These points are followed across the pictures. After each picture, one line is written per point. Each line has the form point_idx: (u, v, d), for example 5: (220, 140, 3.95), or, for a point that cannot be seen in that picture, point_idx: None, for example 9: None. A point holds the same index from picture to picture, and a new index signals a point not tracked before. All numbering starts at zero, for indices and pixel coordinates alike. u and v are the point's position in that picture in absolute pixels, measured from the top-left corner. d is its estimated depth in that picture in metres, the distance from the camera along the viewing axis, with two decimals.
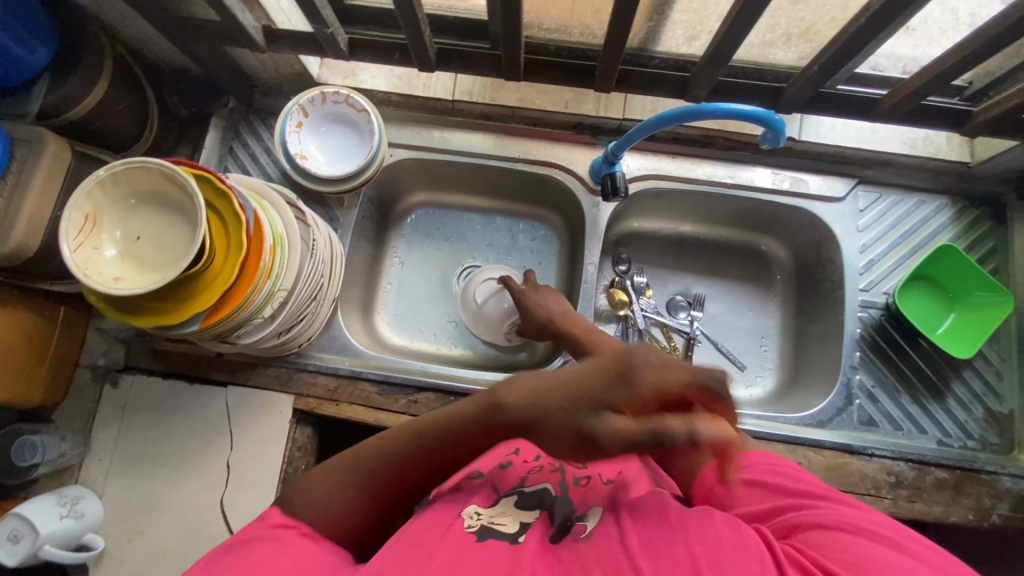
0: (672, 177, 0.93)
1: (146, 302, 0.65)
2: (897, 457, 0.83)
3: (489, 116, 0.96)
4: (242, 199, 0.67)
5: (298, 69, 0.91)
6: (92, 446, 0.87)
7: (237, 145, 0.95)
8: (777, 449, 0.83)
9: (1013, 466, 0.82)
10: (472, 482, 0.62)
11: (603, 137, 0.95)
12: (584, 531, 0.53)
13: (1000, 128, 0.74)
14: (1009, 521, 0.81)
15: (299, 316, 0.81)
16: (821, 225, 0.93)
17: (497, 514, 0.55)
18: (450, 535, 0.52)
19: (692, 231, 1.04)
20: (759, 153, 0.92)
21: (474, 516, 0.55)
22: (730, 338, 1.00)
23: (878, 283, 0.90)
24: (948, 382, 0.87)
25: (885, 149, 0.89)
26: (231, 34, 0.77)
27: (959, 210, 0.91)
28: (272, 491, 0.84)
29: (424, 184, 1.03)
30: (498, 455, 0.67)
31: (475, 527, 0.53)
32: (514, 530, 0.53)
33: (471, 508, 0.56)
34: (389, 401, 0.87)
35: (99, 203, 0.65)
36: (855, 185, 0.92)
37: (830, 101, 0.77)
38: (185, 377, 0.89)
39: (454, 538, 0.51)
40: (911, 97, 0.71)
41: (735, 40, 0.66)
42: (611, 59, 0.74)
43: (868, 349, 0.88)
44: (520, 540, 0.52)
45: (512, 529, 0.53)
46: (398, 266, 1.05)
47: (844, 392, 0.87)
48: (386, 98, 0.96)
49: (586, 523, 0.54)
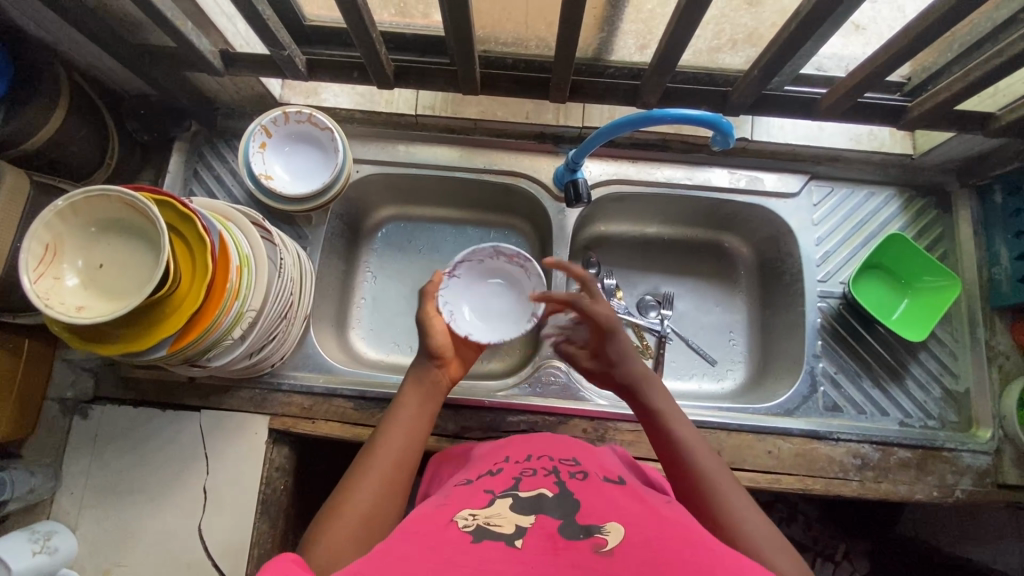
0: (633, 181, 0.96)
1: (112, 330, 0.65)
2: (862, 440, 0.86)
3: (453, 129, 0.98)
4: (206, 221, 0.68)
5: (259, 90, 0.92)
6: (63, 478, 0.85)
7: (202, 169, 0.95)
8: (747, 439, 0.85)
9: (972, 442, 0.85)
10: (462, 490, 0.60)
11: (564, 145, 0.97)
12: (604, 544, 0.48)
13: (935, 120, 0.77)
14: (972, 495, 0.85)
15: (270, 335, 0.81)
16: (778, 221, 0.96)
17: (494, 515, 0.53)
18: (443, 537, 0.49)
19: (658, 232, 1.07)
20: (715, 155, 0.96)
21: (468, 517, 0.52)
22: (700, 333, 1.03)
23: (835, 274, 0.93)
24: (907, 364, 0.90)
25: (832, 145, 0.93)
26: (188, 60, 0.78)
27: (907, 199, 0.95)
28: (250, 513, 0.84)
29: (392, 198, 1.05)
30: (488, 464, 0.67)
31: (471, 527, 0.50)
32: (513, 530, 0.50)
33: (466, 510, 0.54)
34: (365, 416, 0.88)
35: (58, 233, 0.64)
36: (808, 180, 0.96)
37: (774, 102, 0.80)
38: (158, 404, 0.88)
39: (449, 537, 0.48)
40: (848, 96, 0.75)
41: (678, 47, 0.69)
42: (563, 70, 0.76)
43: (829, 337, 0.91)
44: (518, 543, 0.48)
45: (510, 531, 0.50)
46: (370, 280, 1.05)
47: (809, 379, 0.90)
48: (350, 115, 0.97)
49: (605, 535, 0.49)
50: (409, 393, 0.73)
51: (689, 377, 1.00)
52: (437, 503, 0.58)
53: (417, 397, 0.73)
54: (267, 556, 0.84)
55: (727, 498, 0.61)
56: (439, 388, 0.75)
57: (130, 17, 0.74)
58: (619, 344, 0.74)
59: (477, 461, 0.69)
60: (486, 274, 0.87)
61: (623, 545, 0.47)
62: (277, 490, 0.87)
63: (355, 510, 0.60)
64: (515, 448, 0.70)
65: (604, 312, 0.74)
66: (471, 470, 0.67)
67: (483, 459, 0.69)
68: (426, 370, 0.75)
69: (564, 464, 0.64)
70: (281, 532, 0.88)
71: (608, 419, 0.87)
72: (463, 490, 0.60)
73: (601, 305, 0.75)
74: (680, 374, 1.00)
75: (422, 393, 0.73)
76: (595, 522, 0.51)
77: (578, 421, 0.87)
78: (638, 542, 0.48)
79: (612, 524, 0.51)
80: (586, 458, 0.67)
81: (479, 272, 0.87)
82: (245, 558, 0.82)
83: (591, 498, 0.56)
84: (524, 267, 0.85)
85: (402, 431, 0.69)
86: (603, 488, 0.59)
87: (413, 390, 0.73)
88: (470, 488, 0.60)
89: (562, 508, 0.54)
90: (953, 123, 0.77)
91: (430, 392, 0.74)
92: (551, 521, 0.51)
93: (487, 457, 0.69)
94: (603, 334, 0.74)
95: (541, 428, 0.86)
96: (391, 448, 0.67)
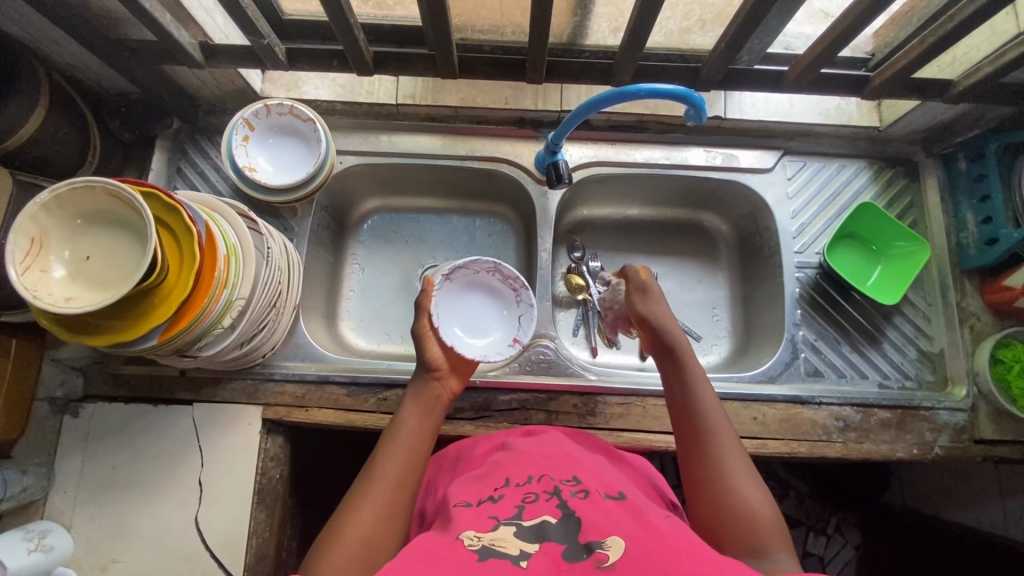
0: (613, 163, 0.98)
1: (101, 321, 0.65)
2: (843, 403, 0.88)
3: (434, 117, 0.99)
4: (192, 211, 0.68)
5: (240, 84, 0.93)
6: (56, 478, 0.85)
7: (185, 165, 0.96)
8: (733, 407, 0.88)
9: (948, 400, 0.89)
10: (463, 512, 0.58)
11: (544, 130, 0.99)
12: (606, 559, 0.50)
13: (895, 89, 0.81)
14: (950, 451, 0.88)
15: (259, 325, 0.81)
16: (755, 196, 0.99)
17: (501, 536, 0.54)
18: (454, 559, 0.51)
19: (640, 214, 1.09)
20: (691, 134, 0.98)
21: (474, 536, 0.54)
22: (685, 311, 1.05)
23: (811, 245, 0.96)
24: (883, 329, 0.93)
25: (803, 120, 0.96)
26: (169, 53, 0.79)
27: (876, 170, 0.99)
28: (247, 503, 0.84)
29: (376, 190, 1.06)
30: (488, 486, 0.63)
31: (477, 546, 0.52)
32: (519, 551, 0.52)
33: (470, 530, 0.55)
34: (359, 402, 0.89)
35: (44, 226, 0.64)
36: (782, 156, 0.99)
37: (742, 77, 0.83)
38: (149, 400, 0.88)
39: (459, 560, 0.51)
40: (811, 68, 0.78)
41: (647, 23, 0.71)
42: (538, 51, 0.78)
43: (808, 306, 0.94)
44: (525, 563, 0.51)
45: (516, 551, 0.52)
46: (358, 272, 1.06)
47: (790, 346, 0.92)
48: (331, 107, 0.98)
49: (608, 550, 0.51)
50: (411, 407, 0.74)
51: None
52: (441, 528, 0.57)
53: (421, 409, 0.74)
54: (266, 545, 0.85)
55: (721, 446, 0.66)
56: (440, 403, 0.76)
57: (110, 13, 0.75)
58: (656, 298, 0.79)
59: (477, 477, 0.65)
60: (475, 286, 0.86)
61: (624, 559, 0.50)
62: (272, 479, 0.87)
63: (355, 534, 0.60)
64: (513, 464, 0.66)
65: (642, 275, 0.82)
66: (470, 488, 0.63)
67: (485, 475, 0.65)
68: (427, 384, 0.76)
69: (565, 482, 0.62)
70: (279, 521, 0.88)
71: (597, 394, 0.89)
72: (465, 513, 0.58)
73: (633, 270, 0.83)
74: None
75: (422, 407, 0.74)
76: (596, 538, 0.53)
77: (568, 396, 0.89)
78: (640, 557, 0.50)
79: (614, 537, 0.53)
80: (587, 474, 0.65)
81: (471, 282, 0.85)
82: (244, 547, 0.83)
83: (593, 513, 0.56)
84: (514, 288, 0.85)
85: (402, 448, 0.69)
86: (605, 506, 0.58)
87: (416, 403, 0.75)
88: (471, 510, 0.58)
89: (566, 532, 0.54)
90: (914, 91, 0.81)
91: (430, 407, 0.75)
92: (555, 545, 0.53)
93: (488, 475, 0.65)
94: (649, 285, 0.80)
95: (532, 405, 0.88)
96: (392, 464, 0.67)
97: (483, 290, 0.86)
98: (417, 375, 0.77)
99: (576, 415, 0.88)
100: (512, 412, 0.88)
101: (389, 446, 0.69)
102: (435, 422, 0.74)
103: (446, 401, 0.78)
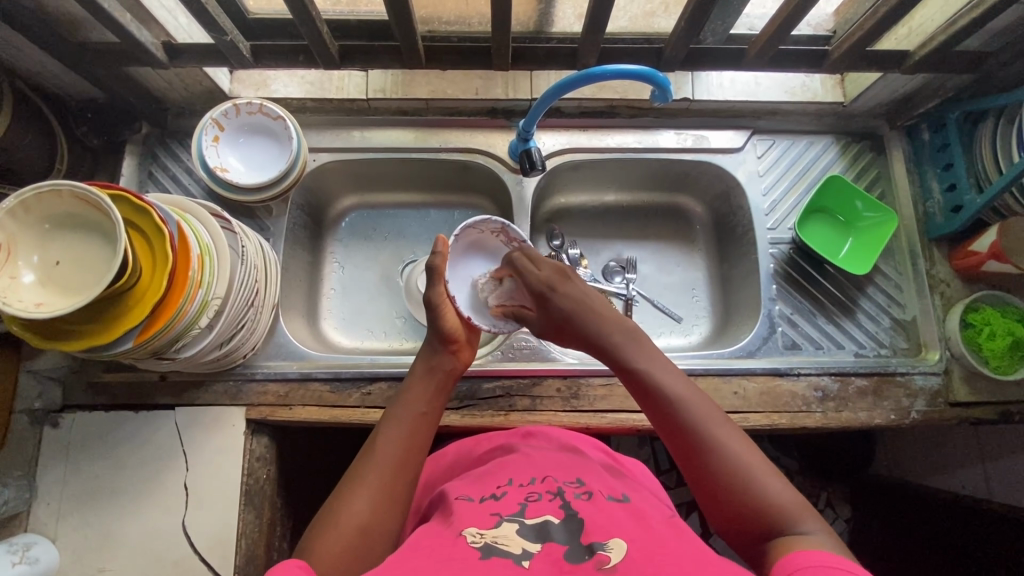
0: (586, 149, 0.99)
1: (73, 326, 0.64)
2: (821, 373, 0.90)
3: (406, 111, 0.99)
4: (162, 213, 0.68)
5: (207, 84, 0.92)
6: (39, 490, 0.84)
7: (157, 170, 0.95)
8: (714, 383, 0.89)
9: (922, 365, 0.91)
10: (464, 508, 0.57)
11: (515, 119, 1.00)
12: (608, 561, 0.48)
13: (853, 61, 0.83)
14: (927, 415, 0.89)
15: (238, 324, 0.81)
16: (727, 176, 1.00)
17: (503, 534, 0.52)
18: (453, 555, 0.49)
19: (616, 200, 1.10)
20: (661, 117, 0.99)
21: (476, 534, 0.52)
22: (664, 293, 1.07)
23: (783, 221, 0.98)
24: (857, 299, 0.95)
25: (769, 98, 0.97)
26: (132, 54, 0.78)
27: (843, 146, 1.01)
28: (234, 505, 0.84)
29: (352, 187, 1.06)
30: (490, 485, 0.62)
31: (479, 544, 0.51)
32: (522, 551, 0.50)
33: (472, 527, 0.53)
34: (343, 397, 0.89)
35: (11, 232, 0.63)
36: (751, 135, 1.00)
37: (703, 57, 0.85)
38: (130, 407, 0.87)
39: (458, 555, 0.49)
40: (769, 44, 0.80)
41: (607, 5, 0.72)
42: (502, 38, 0.78)
43: (783, 281, 0.96)
44: (527, 563, 0.48)
45: (518, 550, 0.50)
46: (338, 270, 1.06)
47: (767, 321, 0.94)
48: (302, 105, 0.98)
49: (609, 551, 0.49)
50: (419, 381, 0.71)
51: (658, 335, 1.03)
52: (441, 522, 0.57)
53: (430, 382, 0.71)
54: (256, 545, 0.84)
55: (722, 447, 0.60)
56: (451, 377, 0.73)
57: (69, 15, 0.75)
58: (569, 296, 0.74)
59: (477, 479, 0.64)
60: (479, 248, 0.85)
61: (626, 561, 0.47)
62: (259, 479, 0.87)
63: (351, 520, 0.57)
64: (516, 467, 0.65)
65: (547, 273, 0.76)
66: (471, 486, 0.63)
67: (485, 477, 0.64)
68: (439, 355, 0.74)
69: (567, 484, 0.61)
70: (268, 521, 0.88)
71: (580, 376, 0.89)
72: (466, 508, 0.57)
73: (539, 264, 0.77)
74: (649, 332, 1.03)
75: (430, 381, 0.71)
76: (599, 540, 0.50)
77: (551, 381, 0.89)
78: (642, 559, 0.48)
79: (616, 539, 0.50)
80: (589, 477, 0.63)
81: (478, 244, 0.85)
82: (233, 549, 0.82)
83: (597, 515, 0.54)
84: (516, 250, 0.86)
85: (407, 425, 0.66)
86: (609, 508, 0.56)
87: (423, 375, 0.72)
88: (473, 506, 0.58)
89: (569, 533, 0.52)
90: (872, 63, 0.83)
91: (440, 382, 0.72)
92: (557, 546, 0.50)
93: (487, 476, 0.64)
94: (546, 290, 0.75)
95: (516, 391, 0.89)
96: (395, 441, 0.64)
97: (482, 250, 0.86)
98: (432, 345, 0.75)
99: (560, 399, 0.89)
100: (497, 399, 0.88)
101: (392, 423, 0.66)
102: (442, 400, 0.71)
103: (455, 375, 0.75)
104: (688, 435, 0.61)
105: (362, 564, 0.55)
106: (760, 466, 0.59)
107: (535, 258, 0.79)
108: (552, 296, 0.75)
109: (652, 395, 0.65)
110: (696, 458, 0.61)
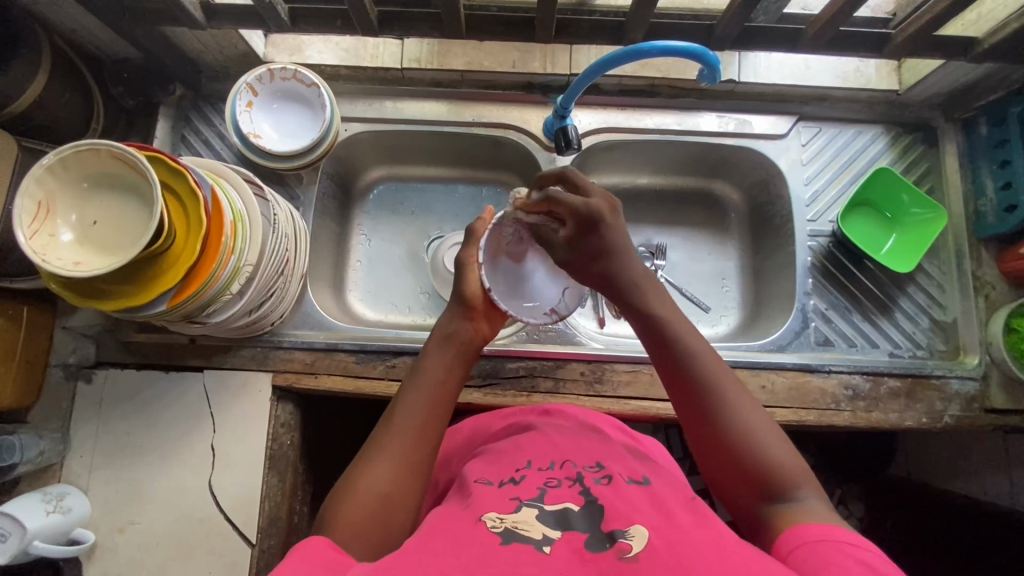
0: (622, 129, 0.96)
1: (109, 286, 0.65)
2: (853, 371, 0.88)
3: (440, 82, 0.97)
4: (197, 176, 0.67)
5: (242, 48, 0.91)
6: (72, 442, 0.86)
7: (189, 133, 0.95)
8: (741, 375, 0.87)
9: (959, 369, 0.88)
10: (484, 490, 0.57)
11: (552, 94, 0.97)
12: (628, 550, 0.47)
13: (916, 47, 0.78)
14: (960, 420, 0.87)
15: (267, 292, 0.81)
16: (768, 163, 0.96)
17: (523, 519, 0.52)
18: (474, 539, 0.49)
19: (649, 182, 1.07)
20: (703, 98, 0.96)
21: (496, 518, 0.52)
22: (694, 282, 1.04)
23: (824, 213, 0.95)
24: (895, 298, 0.92)
25: (819, 83, 0.93)
26: (170, 13, 0.77)
27: (894, 136, 0.96)
28: (260, 468, 0.85)
29: (382, 158, 1.04)
30: (508, 468, 0.61)
31: (499, 529, 0.50)
32: (542, 536, 0.50)
33: (493, 511, 0.53)
34: (367, 369, 0.89)
35: (51, 190, 0.63)
36: (797, 121, 0.96)
37: (756, 36, 0.81)
38: (160, 366, 0.89)
39: (479, 540, 0.49)
40: (828, 26, 0.76)
41: None
42: (547, 9, 0.76)
43: (820, 276, 0.93)
44: (547, 549, 0.48)
45: (539, 536, 0.50)
46: (365, 243, 1.06)
47: (801, 316, 0.92)
48: (335, 72, 0.97)
49: (630, 539, 0.48)
50: (435, 350, 0.69)
51: None
52: (460, 504, 0.57)
53: (446, 353, 0.69)
54: (278, 508, 0.86)
55: (727, 400, 0.60)
56: (472, 345, 0.71)
57: None
58: (608, 240, 0.66)
59: (496, 456, 0.64)
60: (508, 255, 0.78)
61: (647, 551, 0.47)
62: (284, 444, 0.88)
63: (371, 489, 0.57)
64: (535, 449, 0.64)
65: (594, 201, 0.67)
66: (490, 466, 0.62)
67: (505, 456, 0.64)
68: (456, 325, 0.71)
69: (587, 467, 0.60)
70: (291, 485, 0.89)
71: (605, 361, 0.89)
72: (486, 491, 0.57)
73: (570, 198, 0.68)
74: None
75: (446, 351, 0.69)
76: (619, 527, 0.50)
77: (574, 364, 0.89)
78: (664, 550, 0.47)
79: (637, 526, 0.50)
80: (610, 458, 0.63)
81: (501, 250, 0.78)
82: (258, 511, 0.84)
83: (617, 501, 0.54)
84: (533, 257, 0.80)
85: (424, 398, 0.64)
86: (630, 494, 0.56)
87: (439, 345, 0.69)
88: (491, 490, 0.57)
89: (588, 520, 0.52)
90: (936, 49, 0.79)
91: (461, 349, 0.69)
92: (578, 534, 0.50)
93: (506, 455, 0.64)
94: (585, 224, 0.67)
95: (539, 372, 0.88)
96: (413, 413, 0.63)
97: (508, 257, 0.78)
98: (453, 313, 0.72)
99: (584, 382, 0.88)
100: (520, 379, 0.88)
101: (412, 395, 0.65)
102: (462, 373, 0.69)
103: (476, 344, 0.72)
104: (698, 388, 0.61)
105: (379, 532, 0.56)
106: (761, 421, 0.59)
107: (578, 181, 0.70)
108: (585, 233, 0.67)
109: (668, 346, 0.63)
110: (695, 411, 0.61)
